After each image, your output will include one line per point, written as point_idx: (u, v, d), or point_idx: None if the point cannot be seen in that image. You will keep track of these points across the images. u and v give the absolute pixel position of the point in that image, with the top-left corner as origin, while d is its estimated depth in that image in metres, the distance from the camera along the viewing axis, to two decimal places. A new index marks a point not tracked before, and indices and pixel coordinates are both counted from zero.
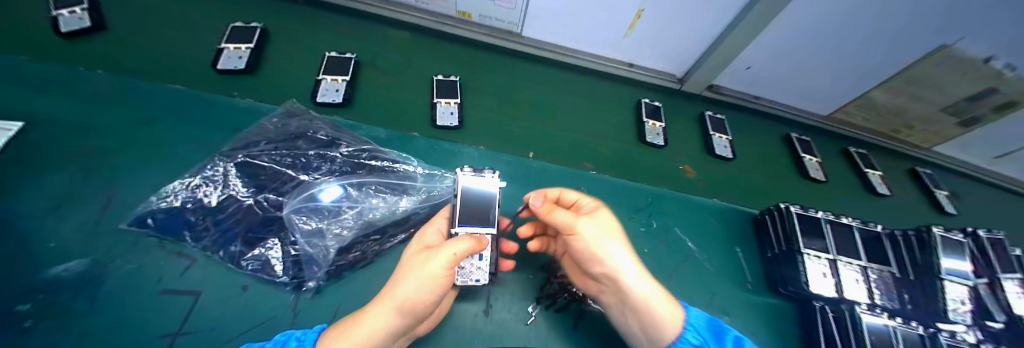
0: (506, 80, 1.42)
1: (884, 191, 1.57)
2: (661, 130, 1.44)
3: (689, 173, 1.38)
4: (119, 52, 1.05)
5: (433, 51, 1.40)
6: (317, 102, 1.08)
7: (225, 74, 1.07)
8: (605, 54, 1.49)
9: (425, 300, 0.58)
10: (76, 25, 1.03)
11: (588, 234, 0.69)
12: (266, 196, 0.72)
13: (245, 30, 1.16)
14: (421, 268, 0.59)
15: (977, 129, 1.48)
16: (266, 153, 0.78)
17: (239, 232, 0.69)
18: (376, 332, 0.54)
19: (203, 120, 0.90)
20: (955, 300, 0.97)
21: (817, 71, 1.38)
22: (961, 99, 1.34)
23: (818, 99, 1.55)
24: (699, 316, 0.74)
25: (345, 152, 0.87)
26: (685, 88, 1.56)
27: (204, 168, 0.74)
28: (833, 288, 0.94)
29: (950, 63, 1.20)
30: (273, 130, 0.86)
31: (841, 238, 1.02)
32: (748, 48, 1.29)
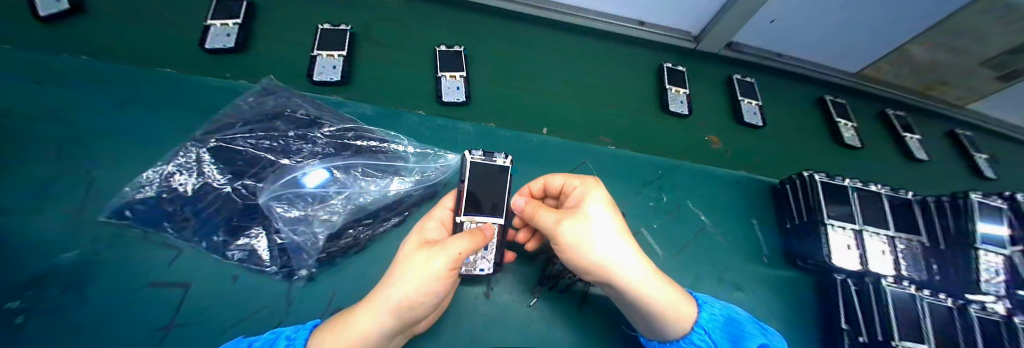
0: (512, 48, 1.25)
1: (923, 157, 1.46)
2: (685, 98, 1.26)
3: (716, 144, 1.22)
4: (102, 32, 0.95)
5: (430, 16, 1.23)
6: (312, 80, 0.96)
7: (215, 54, 0.97)
8: (617, 13, 1.30)
9: (422, 303, 0.48)
10: (54, 8, 0.92)
11: (573, 238, 0.56)
12: (244, 183, 0.70)
13: (230, 4, 1.05)
14: (414, 266, 0.49)
15: (1015, 84, 1.36)
16: (241, 137, 0.75)
17: (221, 221, 0.68)
18: (361, 339, 0.45)
19: (182, 100, 0.87)
20: (989, 270, 0.85)
21: (849, 25, 1.22)
22: (1003, 51, 1.23)
23: (845, 54, 1.39)
24: (722, 314, 0.62)
25: (327, 133, 0.82)
26: (701, 47, 1.39)
27: (177, 155, 0.74)
28: (856, 260, 0.83)
29: (997, 10, 1.09)
30: (248, 111, 0.83)
31: (869, 208, 0.90)
32: (773, 2, 1.13)
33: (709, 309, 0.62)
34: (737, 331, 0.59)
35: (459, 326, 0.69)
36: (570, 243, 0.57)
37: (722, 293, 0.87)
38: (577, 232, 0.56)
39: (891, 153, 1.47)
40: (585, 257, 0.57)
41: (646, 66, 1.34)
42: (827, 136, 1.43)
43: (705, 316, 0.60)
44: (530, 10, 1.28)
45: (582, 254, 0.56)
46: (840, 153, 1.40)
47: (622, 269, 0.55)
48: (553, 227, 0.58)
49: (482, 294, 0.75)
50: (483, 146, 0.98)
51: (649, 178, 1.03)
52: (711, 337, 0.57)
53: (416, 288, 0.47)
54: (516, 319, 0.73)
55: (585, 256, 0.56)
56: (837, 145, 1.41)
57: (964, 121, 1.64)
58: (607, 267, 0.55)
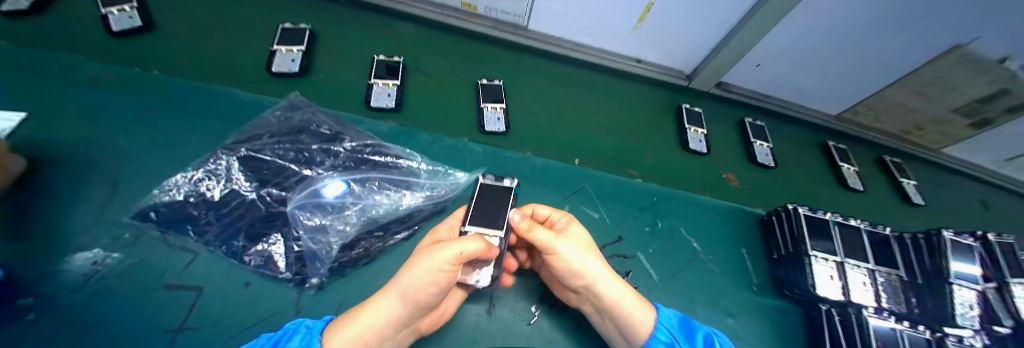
0: (539, 83, 1.35)
1: (920, 201, 1.58)
2: (704, 137, 1.37)
3: (732, 181, 1.31)
4: (162, 49, 1.03)
5: (461, 49, 1.33)
6: (369, 106, 1.04)
7: (280, 76, 1.05)
8: (625, 52, 1.42)
9: (430, 292, 0.54)
10: (127, 25, 1.02)
11: (569, 253, 0.65)
12: (269, 191, 0.74)
13: (294, 31, 1.13)
14: (420, 260, 0.54)
15: (988, 131, 1.48)
16: (268, 147, 0.80)
17: (243, 226, 0.71)
18: (371, 328, 0.51)
19: (214, 112, 0.92)
20: (964, 304, 0.88)
21: (826, 69, 1.35)
22: (974, 100, 1.34)
23: (824, 97, 1.52)
24: (675, 316, 0.70)
25: (348, 147, 0.87)
26: (693, 85, 1.49)
27: (207, 162, 0.77)
28: (839, 290, 0.87)
29: (964, 62, 1.20)
30: (275, 124, 0.88)
31: (849, 241, 0.96)
32: (758, 45, 1.25)
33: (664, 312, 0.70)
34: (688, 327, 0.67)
35: (467, 339, 0.72)
36: (563, 254, 0.65)
37: (717, 318, 0.90)
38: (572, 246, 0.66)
39: (885, 195, 1.58)
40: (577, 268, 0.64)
41: (656, 104, 1.45)
42: (834, 179, 1.53)
43: (663, 318, 0.67)
44: (550, 47, 1.39)
45: (576, 266, 0.65)
46: (838, 191, 1.50)
47: (604, 281, 0.65)
48: (552, 241, 0.65)
49: (484, 312, 0.77)
50: (490, 167, 1.03)
51: (646, 204, 1.09)
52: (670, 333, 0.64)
53: (423, 281, 0.52)
54: (517, 337, 0.75)
55: (578, 268, 0.64)
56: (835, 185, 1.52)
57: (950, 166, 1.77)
58: (591, 274, 0.64)
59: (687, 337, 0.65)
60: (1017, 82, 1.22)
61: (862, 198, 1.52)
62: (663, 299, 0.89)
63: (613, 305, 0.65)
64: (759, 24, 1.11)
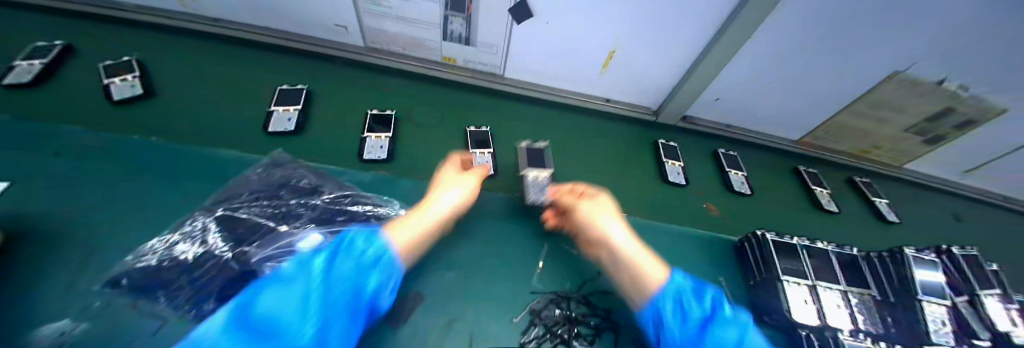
0: (521, 126, 1.43)
1: (893, 218, 1.65)
2: (681, 169, 1.46)
3: (713, 211, 1.37)
4: (158, 115, 1.08)
5: (447, 98, 1.42)
6: (362, 158, 1.10)
7: (275, 135, 1.10)
8: (597, 93, 1.53)
9: (457, 209, 0.85)
10: (127, 93, 1.08)
11: (588, 211, 0.87)
12: (243, 249, 0.73)
13: (289, 92, 1.21)
14: (454, 189, 0.86)
15: (939, 146, 1.60)
16: (247, 205, 0.82)
17: (216, 288, 0.69)
18: (426, 228, 0.76)
19: (201, 172, 0.95)
20: (935, 320, 0.92)
21: (780, 100, 1.47)
22: (921, 119, 1.45)
23: (783, 124, 1.64)
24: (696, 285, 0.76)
25: (326, 199, 0.89)
26: (660, 119, 1.60)
27: (184, 223, 0.78)
28: (815, 315, 0.89)
29: (905, 87, 1.31)
30: (255, 181, 0.89)
31: (819, 263, 0.99)
32: (714, 82, 1.38)
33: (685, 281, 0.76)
34: (711, 293, 0.74)
35: None
36: (582, 209, 0.87)
37: None
38: (591, 208, 0.87)
39: (858, 213, 1.65)
40: (594, 224, 0.84)
41: (631, 140, 1.55)
42: (808, 202, 1.61)
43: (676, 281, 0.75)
44: (528, 92, 1.50)
45: (592, 222, 0.84)
46: (814, 213, 1.57)
47: (615, 236, 0.81)
48: (575, 204, 0.90)
49: None
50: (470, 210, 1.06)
51: None
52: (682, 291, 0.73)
53: (456, 198, 0.85)
54: None
55: (594, 223, 0.84)
56: (809, 207, 1.59)
57: (913, 180, 1.88)
58: (604, 228, 0.83)
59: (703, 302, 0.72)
60: (956, 101, 1.33)
61: (837, 217, 1.58)
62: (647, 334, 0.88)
63: (624, 256, 0.78)
64: (713, 61, 1.23)
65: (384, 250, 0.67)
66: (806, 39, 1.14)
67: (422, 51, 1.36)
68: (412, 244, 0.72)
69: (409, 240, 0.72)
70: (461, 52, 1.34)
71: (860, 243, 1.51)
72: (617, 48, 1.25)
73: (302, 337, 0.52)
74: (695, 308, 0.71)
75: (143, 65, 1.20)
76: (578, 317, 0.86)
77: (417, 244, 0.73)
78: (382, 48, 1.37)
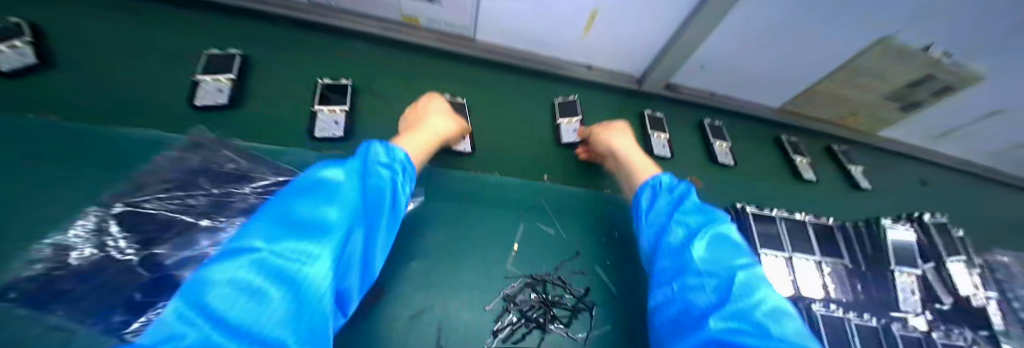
0: (496, 96, 1.32)
1: (867, 186, 1.68)
2: (667, 142, 1.40)
3: (698, 184, 1.35)
4: (64, 89, 0.89)
5: (410, 64, 1.27)
6: (313, 136, 0.96)
7: (206, 110, 0.94)
8: (577, 59, 1.42)
9: (448, 133, 0.94)
10: (18, 63, 0.87)
11: (608, 134, 1.07)
12: (155, 251, 0.57)
13: (221, 58, 1.04)
14: (439, 118, 0.94)
15: (915, 113, 1.60)
16: (155, 199, 0.63)
17: (125, 299, 0.52)
18: (425, 145, 0.84)
19: (113, 151, 0.75)
20: (904, 289, 0.95)
21: (766, 67, 1.41)
22: (902, 86, 1.43)
23: (766, 91, 1.58)
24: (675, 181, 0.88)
25: (258, 188, 0.70)
26: (644, 88, 1.52)
27: (78, 221, 0.61)
28: (790, 286, 0.88)
29: (894, 52, 1.26)
30: (166, 167, 0.69)
31: (797, 235, 0.97)
32: (701, 48, 1.29)
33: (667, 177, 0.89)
34: (688, 191, 0.83)
35: None
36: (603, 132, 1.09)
37: None
38: (611, 132, 1.08)
39: (835, 181, 1.67)
40: (610, 142, 1.05)
41: (614, 110, 1.46)
42: (789, 172, 1.60)
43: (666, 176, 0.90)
44: (501, 57, 1.37)
45: (610, 141, 1.05)
46: (794, 183, 1.57)
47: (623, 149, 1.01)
48: (597, 130, 1.11)
49: None
50: (438, 191, 0.97)
51: (598, 214, 1.06)
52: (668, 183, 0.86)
53: (444, 123, 0.94)
54: None
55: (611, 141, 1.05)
56: (790, 177, 1.58)
57: (886, 147, 1.92)
58: (618, 145, 1.03)
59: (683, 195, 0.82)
60: (940, 67, 1.30)
61: (815, 186, 1.59)
62: (625, 312, 0.86)
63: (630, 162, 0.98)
64: (701, 26, 1.12)
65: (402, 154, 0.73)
66: (799, 5, 1.06)
67: (376, 8, 1.19)
68: (420, 155, 0.81)
69: (417, 150, 0.80)
70: (422, 9, 1.17)
71: (837, 210, 1.54)
72: (600, 9, 1.12)
73: (357, 232, 0.55)
74: (665, 199, 0.82)
75: (37, 31, 0.98)
76: (553, 300, 0.82)
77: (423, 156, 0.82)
78: (329, 6, 1.20)
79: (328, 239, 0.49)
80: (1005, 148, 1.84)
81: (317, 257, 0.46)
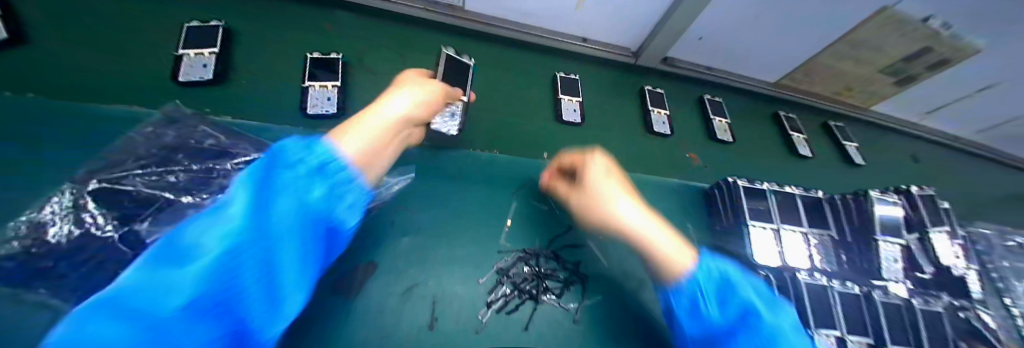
0: (490, 70, 1.28)
1: (860, 161, 1.69)
2: (667, 119, 1.39)
3: (696, 160, 1.35)
4: (41, 65, 0.82)
5: (396, 36, 1.21)
6: (306, 114, 0.91)
7: (189, 86, 0.89)
8: (571, 31, 1.37)
9: (420, 114, 0.71)
10: None
11: (601, 192, 0.73)
12: (133, 228, 0.55)
13: (204, 30, 0.96)
14: (410, 93, 0.69)
15: (910, 88, 1.60)
16: (132, 176, 0.61)
17: (102, 279, 0.50)
18: (378, 136, 0.59)
19: (80, 123, 0.69)
20: (888, 258, 0.97)
21: (765, 40, 1.37)
22: (898, 60, 1.42)
23: (764, 65, 1.55)
24: (717, 272, 0.61)
25: (237, 165, 0.67)
26: (640, 62, 1.48)
27: (52, 198, 0.58)
28: (776, 257, 0.91)
29: (892, 23, 1.23)
30: (143, 143, 0.67)
31: (785, 208, 0.99)
32: (699, 20, 1.24)
33: (705, 265, 0.62)
34: (739, 286, 0.59)
35: None
36: (593, 188, 0.74)
37: None
38: (603, 189, 0.73)
39: (830, 157, 1.68)
40: (606, 211, 0.71)
41: (610, 85, 1.43)
42: (785, 148, 1.59)
43: (700, 268, 0.62)
44: (492, 29, 1.32)
45: (606, 208, 0.71)
46: (789, 159, 1.57)
47: (628, 219, 0.68)
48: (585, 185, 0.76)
49: (425, 325, 0.69)
50: (432, 168, 0.95)
51: None
52: (705, 290, 0.59)
53: (413, 99, 0.69)
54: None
55: (606, 209, 0.71)
56: (785, 153, 1.58)
57: (879, 123, 1.92)
58: (621, 215, 0.69)
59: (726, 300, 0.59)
60: (938, 40, 1.28)
61: (810, 162, 1.60)
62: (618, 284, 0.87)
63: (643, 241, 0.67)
64: None
65: (332, 155, 0.50)
66: None
67: None
68: (376, 149, 0.58)
69: (370, 142, 0.57)
70: None
71: (830, 185, 1.56)
72: None
73: (255, 250, 0.37)
74: (717, 320, 0.58)
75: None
76: (546, 272, 0.83)
77: (381, 150, 0.60)
78: None
79: (194, 264, 0.33)
80: (996, 124, 1.85)
81: (176, 287, 0.31)
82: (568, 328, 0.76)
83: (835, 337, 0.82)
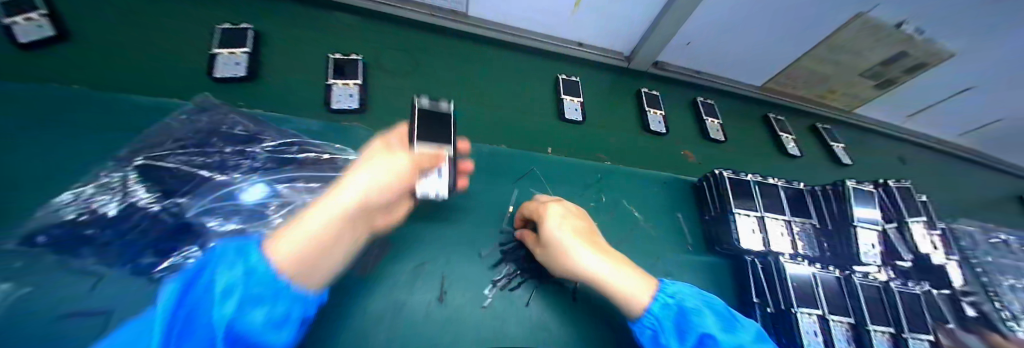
0: (493, 71, 1.36)
1: (849, 161, 1.76)
2: (662, 118, 1.46)
3: (690, 157, 1.42)
4: (83, 62, 0.89)
5: (406, 39, 1.29)
6: (330, 108, 0.99)
7: (224, 82, 0.96)
8: (567, 36, 1.46)
9: (388, 193, 0.57)
10: (37, 35, 0.86)
11: (563, 241, 0.67)
12: (176, 200, 0.61)
13: (236, 32, 1.04)
14: (371, 169, 0.55)
15: (889, 91, 1.69)
16: (172, 154, 0.66)
17: (147, 243, 0.57)
18: (320, 233, 0.48)
19: (108, 115, 0.75)
20: (866, 244, 1.03)
21: (751, 45, 1.45)
22: (876, 63, 1.50)
23: (750, 70, 1.64)
24: (675, 306, 0.63)
25: (268, 148, 0.75)
26: (633, 66, 1.56)
27: (100, 175, 0.64)
28: (760, 242, 0.97)
29: (867, 29, 1.33)
30: (180, 128, 0.73)
31: (770, 198, 1.05)
32: (687, 25, 1.33)
33: (664, 300, 0.63)
34: (695, 322, 0.61)
35: (418, 332, 0.68)
36: (556, 237, 0.68)
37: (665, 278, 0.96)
38: (567, 241, 0.67)
39: (818, 157, 1.75)
40: (571, 261, 0.66)
41: (607, 87, 1.51)
42: (775, 148, 1.67)
43: (659, 305, 0.63)
44: (493, 33, 1.40)
45: (571, 260, 0.66)
46: (779, 158, 1.64)
47: (595, 266, 0.65)
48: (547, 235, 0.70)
49: (435, 300, 0.74)
50: None
51: (592, 180, 1.11)
52: (659, 325, 0.61)
53: (378, 177, 0.54)
54: (469, 324, 0.73)
55: (571, 260, 0.67)
56: (776, 153, 1.66)
57: (866, 126, 2.01)
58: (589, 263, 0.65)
59: (679, 333, 0.61)
60: (912, 44, 1.37)
61: (800, 162, 1.67)
62: None
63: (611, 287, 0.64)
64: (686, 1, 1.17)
65: (258, 264, 0.43)
66: None
67: None
68: (315, 251, 0.47)
69: (306, 243, 0.46)
70: None
71: (818, 182, 1.63)
72: None
73: None
74: None
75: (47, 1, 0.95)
76: None
77: (323, 249, 0.49)
78: None
79: None
80: (973, 127, 1.95)
81: None
82: (566, 306, 0.81)
83: (817, 316, 0.87)
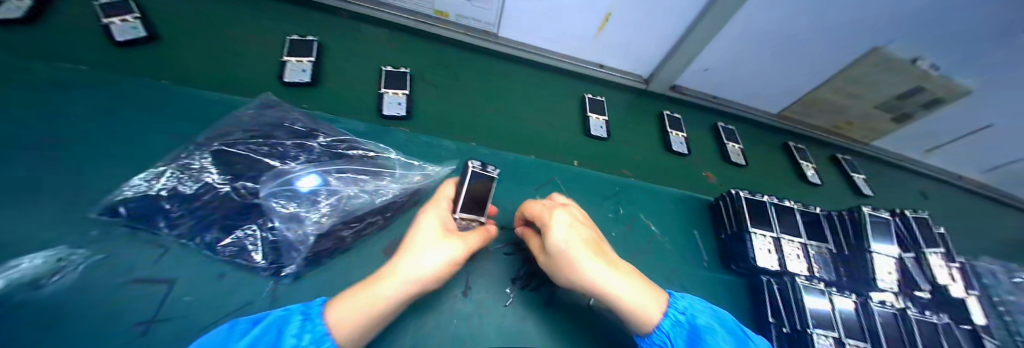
0: (522, 87, 1.44)
1: (869, 192, 1.76)
2: (683, 140, 1.51)
3: (711, 179, 1.45)
4: (166, 59, 1.00)
5: (443, 54, 1.38)
6: (382, 114, 1.08)
7: (292, 86, 1.06)
8: (590, 58, 1.52)
9: (438, 279, 0.60)
10: (131, 35, 0.98)
11: (573, 257, 0.66)
12: (244, 183, 0.68)
13: (303, 44, 1.15)
14: (430, 252, 0.59)
15: (906, 125, 1.71)
16: (242, 142, 0.74)
17: (216, 218, 0.66)
18: (375, 303, 0.53)
19: (183, 111, 0.86)
20: (882, 271, 1.04)
21: (769, 74, 1.50)
22: (892, 97, 1.54)
23: (768, 99, 1.67)
24: (687, 323, 0.65)
25: (323, 143, 0.82)
26: (651, 88, 1.61)
27: (178, 158, 0.72)
28: (775, 262, 0.99)
29: (883, 64, 1.38)
30: (248, 121, 0.82)
31: (787, 223, 1.07)
32: (707, 51, 1.39)
33: (675, 315, 0.65)
34: (706, 338, 0.62)
35: (445, 323, 0.73)
36: (565, 252, 0.67)
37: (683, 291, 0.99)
38: (578, 257, 0.66)
39: (838, 186, 1.76)
40: (579, 277, 0.66)
41: (628, 107, 1.58)
42: (795, 177, 1.69)
43: (669, 321, 0.64)
44: (519, 53, 1.47)
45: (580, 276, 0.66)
46: (798, 185, 1.66)
47: (605, 285, 0.64)
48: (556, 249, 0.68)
49: (460, 294, 0.79)
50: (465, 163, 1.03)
51: (611, 194, 1.15)
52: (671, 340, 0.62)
53: (431, 269, 0.57)
54: (490, 320, 0.77)
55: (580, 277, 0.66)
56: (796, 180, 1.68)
57: (887, 160, 2.00)
58: (600, 281, 0.65)
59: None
60: (927, 79, 1.42)
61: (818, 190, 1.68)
62: None
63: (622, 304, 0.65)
64: (708, 30, 1.24)
65: (320, 339, 0.47)
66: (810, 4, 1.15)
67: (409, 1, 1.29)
68: (370, 322, 0.53)
69: (362, 314, 0.52)
70: (454, 6, 1.29)
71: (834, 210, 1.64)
72: (614, 10, 1.24)
73: None
74: None
75: (140, 7, 1.07)
76: None
77: (372, 324, 0.53)
78: None
79: None
80: (994, 166, 1.94)
81: None
82: (584, 311, 0.83)
83: (834, 338, 0.88)
